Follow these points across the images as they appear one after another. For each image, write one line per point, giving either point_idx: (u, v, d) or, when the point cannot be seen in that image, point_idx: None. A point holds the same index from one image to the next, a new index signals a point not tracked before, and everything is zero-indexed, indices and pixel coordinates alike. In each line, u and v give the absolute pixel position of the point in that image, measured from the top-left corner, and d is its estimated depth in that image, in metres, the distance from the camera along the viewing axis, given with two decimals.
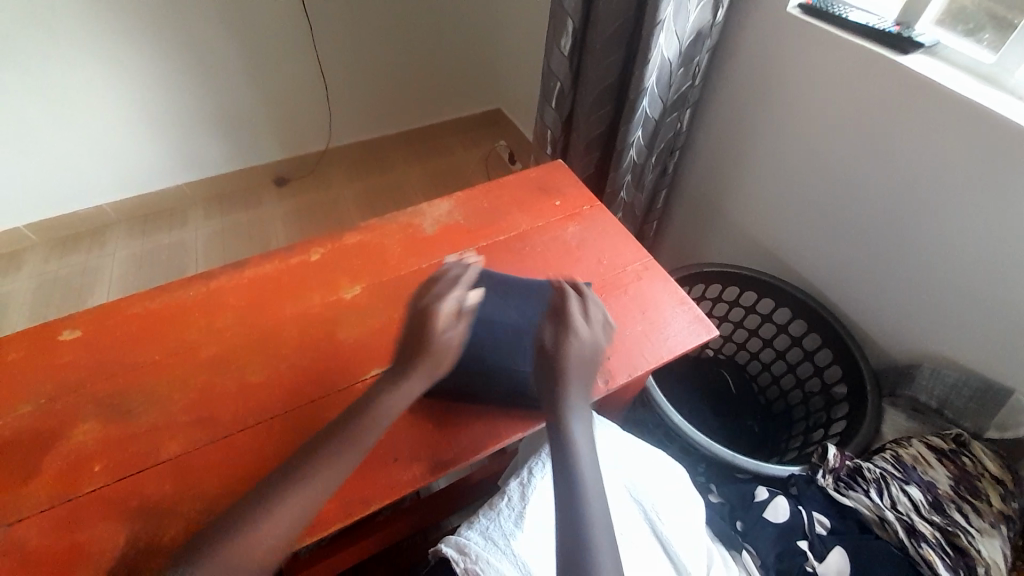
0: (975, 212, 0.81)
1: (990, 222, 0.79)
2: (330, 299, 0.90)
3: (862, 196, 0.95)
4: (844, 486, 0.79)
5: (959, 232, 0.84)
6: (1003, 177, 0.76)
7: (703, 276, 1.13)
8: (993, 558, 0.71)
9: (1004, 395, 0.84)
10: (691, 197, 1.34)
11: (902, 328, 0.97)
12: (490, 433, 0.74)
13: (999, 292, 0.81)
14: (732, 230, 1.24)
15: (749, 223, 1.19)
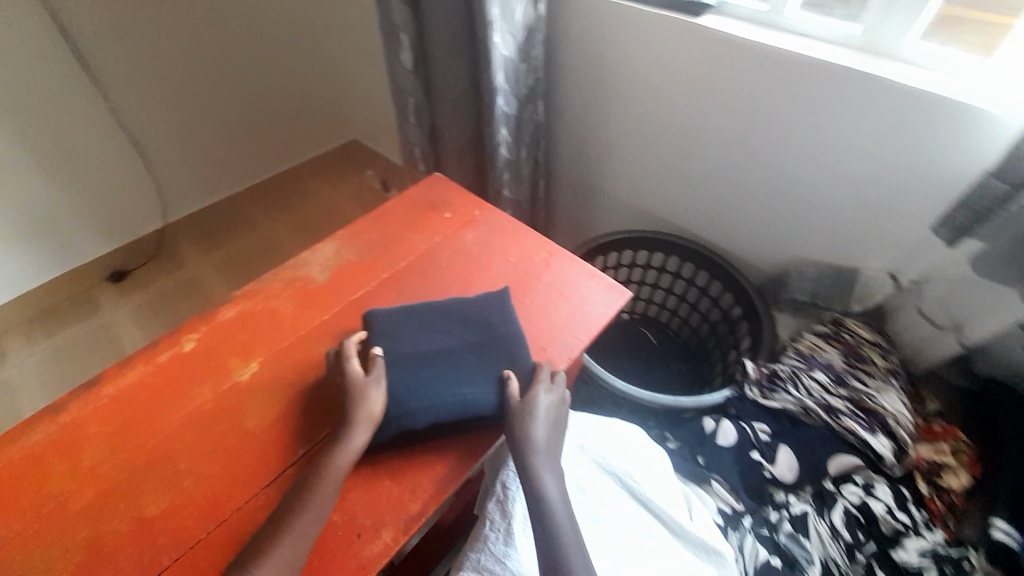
0: (790, 136, 0.95)
1: (803, 141, 0.94)
2: (225, 386, 0.78)
3: (705, 142, 1.07)
4: (768, 391, 0.87)
5: (784, 154, 0.98)
6: (801, 100, 0.91)
7: (600, 249, 1.20)
8: (894, 409, 0.81)
9: (852, 274, 1.00)
10: (567, 178, 1.41)
11: (767, 245, 1.11)
12: (454, 469, 0.69)
13: (825, 194, 0.97)
14: (611, 200, 1.34)
15: (624, 191, 1.29)
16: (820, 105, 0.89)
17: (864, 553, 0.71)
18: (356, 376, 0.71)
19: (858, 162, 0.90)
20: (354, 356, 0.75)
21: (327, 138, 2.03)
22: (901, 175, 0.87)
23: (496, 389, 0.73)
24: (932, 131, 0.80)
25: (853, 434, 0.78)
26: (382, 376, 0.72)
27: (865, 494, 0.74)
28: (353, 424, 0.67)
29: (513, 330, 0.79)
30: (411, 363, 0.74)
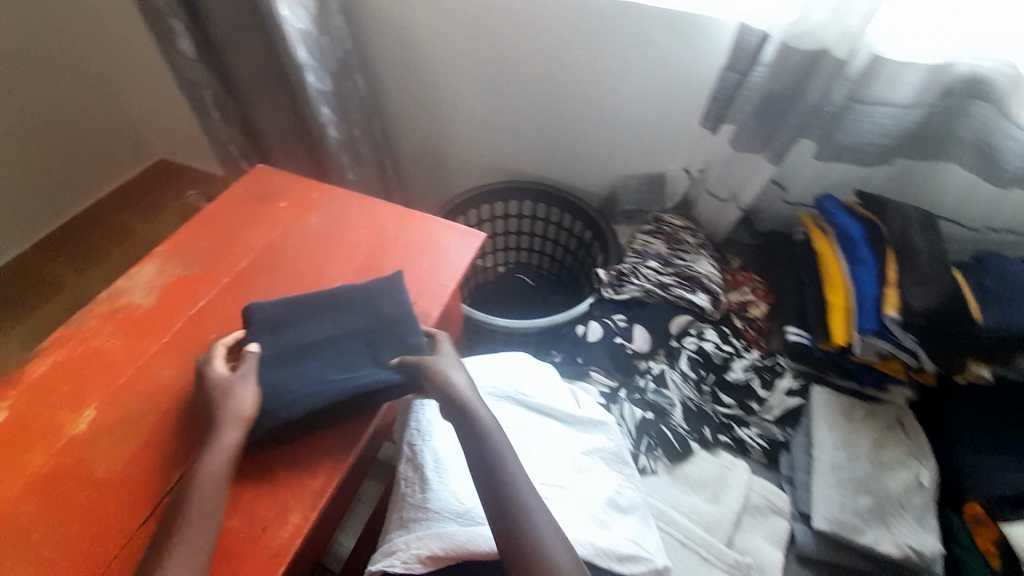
0: (587, 66, 1.07)
1: (597, 69, 1.07)
2: (59, 445, 0.66)
3: (522, 86, 1.15)
4: (618, 287, 0.98)
5: (586, 84, 1.10)
6: (587, 31, 1.02)
7: (457, 209, 1.25)
8: (707, 272, 0.99)
9: (662, 178, 1.19)
10: (410, 148, 1.41)
11: (596, 169, 1.25)
12: (348, 439, 0.68)
13: (627, 113, 1.12)
14: (457, 160, 1.38)
15: (465, 148, 1.34)
16: (602, 33, 1.01)
17: (708, 385, 0.87)
18: (222, 376, 0.67)
19: (643, 79, 1.05)
20: (219, 358, 0.70)
21: (125, 162, 1.72)
22: (675, 83, 1.03)
23: (371, 348, 0.73)
24: (684, 41, 0.97)
25: (681, 298, 0.95)
26: (251, 372, 0.68)
27: (699, 340, 0.91)
28: (221, 424, 0.63)
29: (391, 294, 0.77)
30: (276, 354, 0.70)
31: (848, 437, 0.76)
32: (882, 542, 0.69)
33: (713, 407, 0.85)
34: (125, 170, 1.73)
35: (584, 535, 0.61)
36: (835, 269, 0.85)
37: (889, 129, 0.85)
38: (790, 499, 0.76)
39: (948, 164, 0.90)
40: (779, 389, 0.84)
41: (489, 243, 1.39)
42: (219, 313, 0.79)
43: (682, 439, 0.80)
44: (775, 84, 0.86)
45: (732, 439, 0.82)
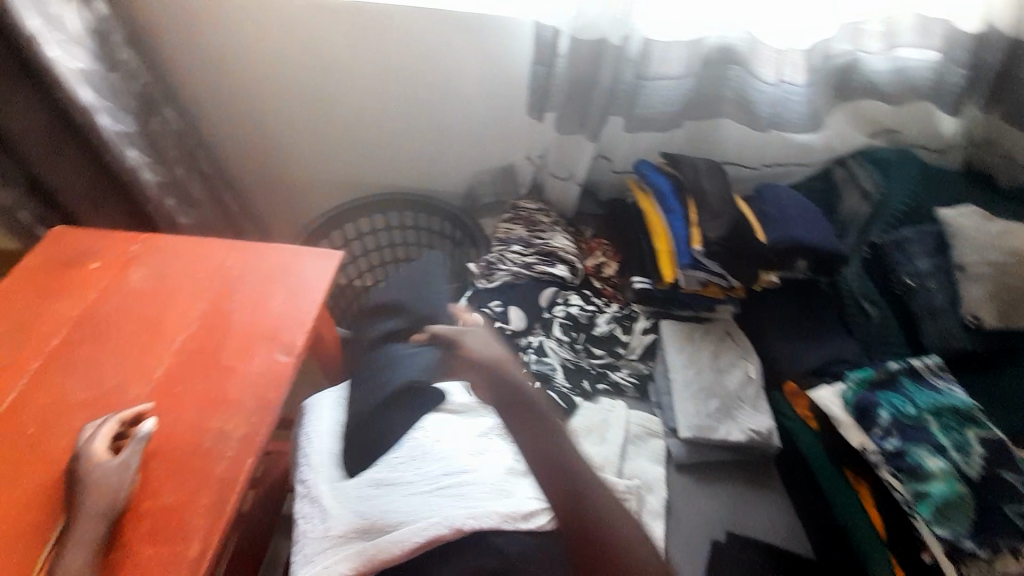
0: (415, 75, 1.11)
1: (426, 77, 1.12)
2: None
3: (355, 99, 1.16)
4: (490, 275, 1.05)
5: (415, 90, 1.14)
6: (402, 40, 1.07)
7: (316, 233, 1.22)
8: (563, 245, 1.08)
9: (510, 169, 1.26)
10: (253, 180, 1.33)
11: (449, 171, 1.28)
12: (217, 501, 0.60)
13: (460, 113, 1.17)
14: (307, 183, 1.33)
15: (314, 170, 1.30)
16: (420, 41, 1.07)
17: (580, 343, 0.97)
18: (99, 459, 0.60)
19: (468, 80, 1.12)
20: (102, 439, 0.62)
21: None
22: (497, 81, 1.11)
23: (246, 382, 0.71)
24: (494, 41, 1.06)
25: (545, 274, 1.03)
26: (135, 457, 0.62)
27: (566, 306, 1.00)
28: (79, 519, 0.57)
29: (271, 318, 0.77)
30: (157, 430, 0.65)
31: (691, 357, 0.91)
32: (733, 431, 0.83)
33: (588, 361, 0.95)
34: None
35: (483, 503, 0.64)
36: (657, 221, 1.00)
37: (674, 98, 1.01)
38: (662, 419, 0.88)
39: (722, 120, 1.09)
40: (638, 331, 0.98)
41: (362, 262, 1.36)
42: (34, 406, 0.67)
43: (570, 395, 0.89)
44: (574, 71, 0.98)
45: (608, 384, 0.93)
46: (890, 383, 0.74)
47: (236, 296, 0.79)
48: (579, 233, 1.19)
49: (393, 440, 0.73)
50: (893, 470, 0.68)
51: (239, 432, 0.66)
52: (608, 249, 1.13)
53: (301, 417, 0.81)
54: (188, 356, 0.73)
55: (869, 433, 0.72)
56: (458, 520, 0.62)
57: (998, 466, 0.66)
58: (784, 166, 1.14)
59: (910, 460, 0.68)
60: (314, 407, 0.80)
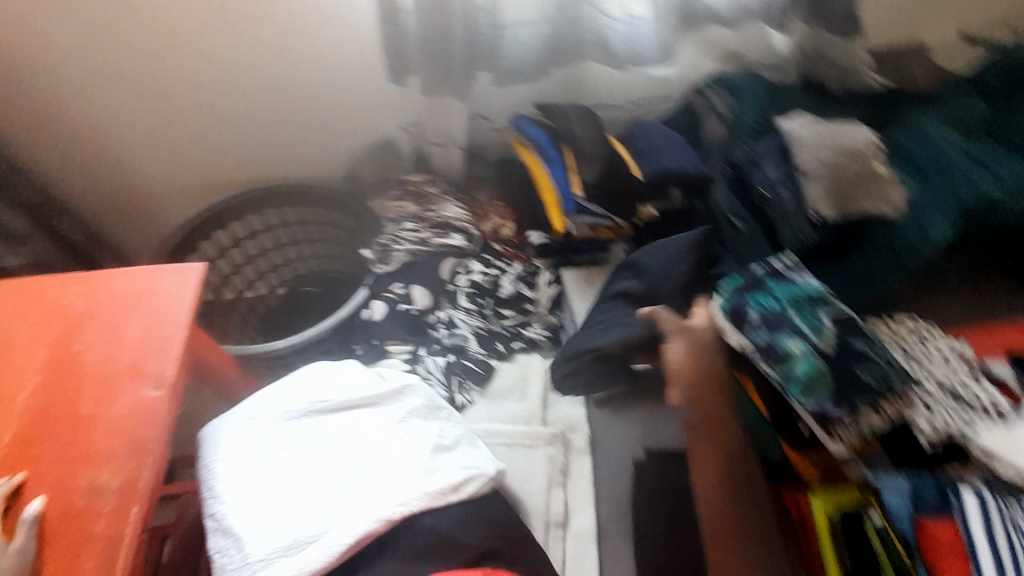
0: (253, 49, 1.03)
1: (269, 51, 1.03)
2: None
3: (193, 86, 1.06)
4: (386, 258, 1.01)
5: (259, 70, 1.06)
6: (228, 14, 0.98)
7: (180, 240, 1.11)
8: (456, 214, 1.06)
9: (388, 143, 1.20)
10: (96, 199, 1.17)
11: (324, 154, 1.20)
12: (103, 567, 0.54)
13: (318, 90, 1.10)
14: (162, 193, 1.19)
15: (166, 174, 1.16)
16: (249, 12, 0.99)
17: (488, 308, 0.98)
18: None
19: (315, 46, 1.04)
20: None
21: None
22: (348, 45, 1.05)
23: (107, 432, 0.61)
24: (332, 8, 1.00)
25: (442, 246, 1.01)
26: (26, 539, 0.54)
27: (468, 275, 1.00)
28: None
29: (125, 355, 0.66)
30: (50, 508, 0.57)
31: (594, 299, 0.96)
32: None
33: (500, 324, 0.96)
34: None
35: (409, 488, 0.62)
36: (541, 173, 1.02)
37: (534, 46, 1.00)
38: None
39: (586, 64, 1.11)
40: (542, 284, 1.01)
41: (248, 269, 1.24)
42: None
43: (490, 359, 0.91)
44: (424, 30, 0.93)
45: (524, 341, 0.95)
46: (756, 285, 0.80)
47: (83, 336, 0.68)
48: (473, 200, 1.15)
49: (309, 448, 0.70)
50: (769, 361, 0.74)
51: (117, 483, 0.58)
52: (505, 209, 1.10)
53: (200, 448, 0.71)
54: (35, 417, 0.63)
55: (744, 331, 0.77)
56: (385, 511, 0.59)
57: (846, 335, 0.73)
58: (648, 101, 1.20)
59: (779, 347, 0.74)
60: (212, 435, 0.71)
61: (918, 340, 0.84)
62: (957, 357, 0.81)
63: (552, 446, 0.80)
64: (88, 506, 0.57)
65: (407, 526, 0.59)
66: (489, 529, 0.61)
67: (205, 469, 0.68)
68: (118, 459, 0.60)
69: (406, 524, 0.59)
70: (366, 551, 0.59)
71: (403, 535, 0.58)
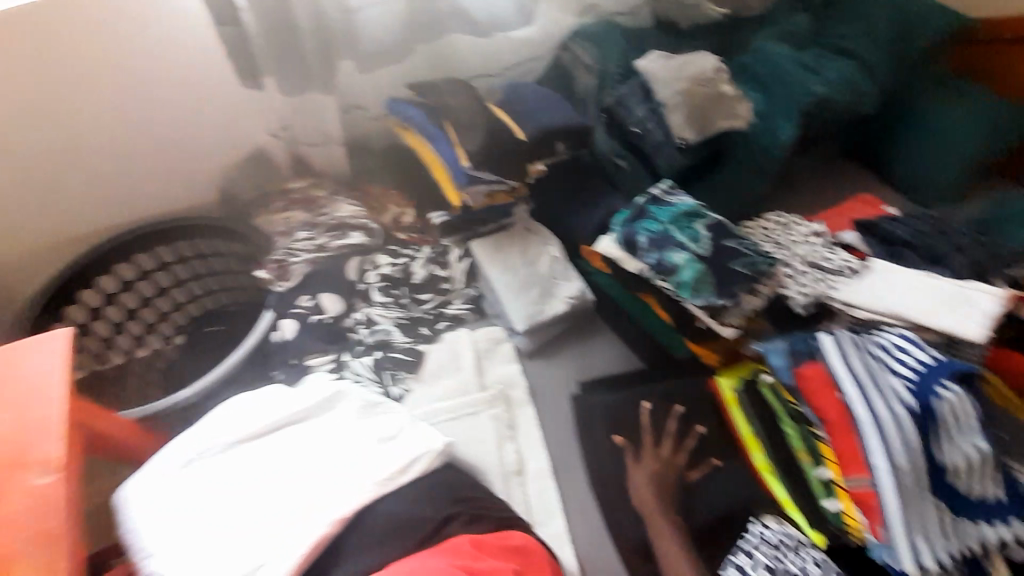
0: (71, 65, 0.91)
1: (101, 77, 0.94)
2: None
3: (15, 134, 0.93)
4: (287, 274, 0.97)
5: (97, 104, 0.96)
6: (40, 46, 0.88)
7: (65, 305, 1.02)
8: (349, 213, 1.03)
9: (260, 154, 1.13)
10: None
11: (194, 176, 1.11)
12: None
13: (166, 112, 1.02)
14: (12, 261, 1.04)
15: (13, 240, 1.02)
16: (63, 42, 0.89)
17: (405, 297, 0.97)
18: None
19: (152, 61, 0.96)
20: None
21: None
22: (189, 54, 0.98)
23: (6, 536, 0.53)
24: (160, 22, 0.93)
25: (343, 247, 0.99)
26: None
27: (376, 270, 0.98)
28: None
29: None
30: None
31: (503, 262, 0.98)
32: (557, 305, 0.94)
33: (420, 309, 0.97)
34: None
35: (354, 484, 0.64)
36: (428, 153, 1.01)
37: (386, 21, 0.96)
38: (502, 324, 0.95)
39: (450, 37, 1.10)
40: (454, 260, 1.01)
41: (137, 322, 1.12)
42: None
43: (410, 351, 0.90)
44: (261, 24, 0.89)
45: (448, 319, 0.97)
46: (641, 212, 0.86)
47: None
48: (366, 194, 1.12)
49: (245, 476, 0.66)
50: (662, 277, 0.81)
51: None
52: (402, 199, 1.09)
53: (117, 515, 0.65)
54: None
55: (639, 257, 0.83)
56: (336, 512, 0.60)
57: (721, 240, 0.81)
58: (522, 65, 1.19)
59: (667, 261, 0.80)
60: (129, 503, 0.65)
61: (782, 227, 0.96)
62: (817, 235, 0.93)
63: (495, 407, 0.84)
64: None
65: (364, 516, 0.61)
66: (446, 501, 0.63)
67: (130, 536, 0.62)
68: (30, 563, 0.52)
69: (364, 512, 0.62)
70: (324, 557, 0.59)
71: (362, 524, 0.61)
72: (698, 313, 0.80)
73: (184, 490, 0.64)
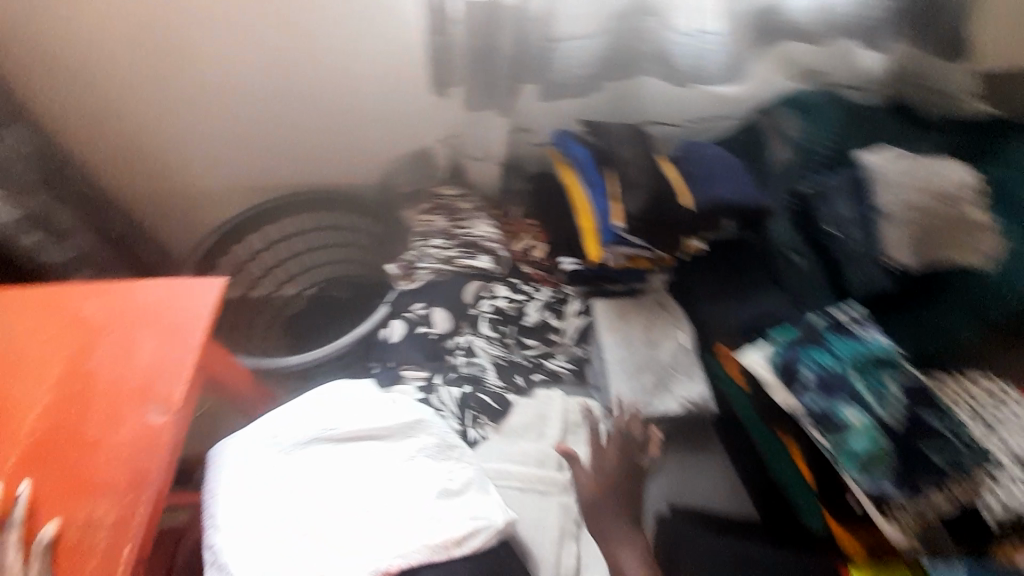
0: (301, 46, 1.01)
1: (322, 59, 1.03)
2: None
3: (245, 93, 1.07)
4: (411, 276, 1.00)
5: (313, 81, 1.07)
6: (288, 22, 0.98)
7: (235, 238, 1.16)
8: (485, 233, 1.03)
9: (424, 153, 1.19)
10: (151, 196, 1.20)
11: (365, 159, 1.20)
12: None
13: (362, 99, 1.10)
14: (209, 192, 1.21)
15: (215, 176, 1.19)
16: (306, 25, 0.99)
17: (512, 337, 0.94)
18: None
19: (366, 52, 1.03)
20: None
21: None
22: (397, 52, 1.04)
23: (128, 441, 0.65)
24: (384, 18, 0.98)
25: (469, 267, 0.99)
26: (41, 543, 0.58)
27: (493, 299, 0.96)
28: None
29: (144, 367, 0.70)
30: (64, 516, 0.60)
31: (624, 334, 0.89)
32: (669, 403, 0.83)
33: (522, 353, 0.93)
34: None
35: (410, 535, 0.62)
36: (579, 195, 0.95)
37: (588, 58, 0.95)
38: (602, 402, 0.86)
39: (641, 79, 1.04)
40: (571, 314, 0.96)
41: (281, 271, 1.26)
42: None
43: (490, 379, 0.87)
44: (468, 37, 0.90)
45: (545, 373, 0.92)
46: (813, 339, 0.74)
47: (108, 343, 0.72)
48: (503, 214, 1.11)
49: (319, 478, 0.68)
50: (821, 430, 0.67)
51: (112, 518, 0.60)
52: (537, 231, 1.07)
53: (206, 471, 0.71)
54: (53, 423, 0.66)
55: (796, 394, 0.70)
56: (385, 561, 0.59)
57: (913, 410, 0.66)
58: (707, 121, 1.11)
59: (835, 416, 0.67)
60: (217, 459, 0.71)
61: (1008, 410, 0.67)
62: None
63: (567, 495, 0.77)
64: (99, 540, 0.59)
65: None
66: None
67: (209, 496, 0.68)
68: (134, 473, 0.63)
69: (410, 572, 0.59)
70: None
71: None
72: (857, 494, 0.65)
73: (265, 470, 0.69)
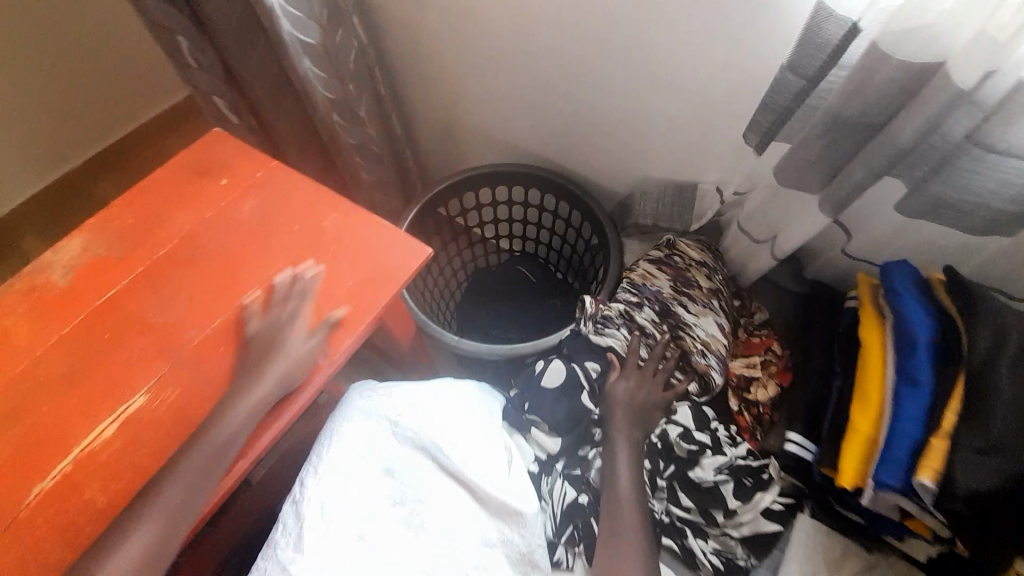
0: (630, 37, 0.84)
1: (644, 56, 0.85)
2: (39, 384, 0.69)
3: (546, 64, 0.96)
4: (601, 327, 0.84)
5: (621, 76, 0.90)
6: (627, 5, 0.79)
7: (466, 183, 1.12)
8: (706, 335, 0.85)
9: (692, 189, 1.00)
10: (425, 114, 1.25)
11: (626, 168, 1.06)
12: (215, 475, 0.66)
13: (663, 112, 0.92)
14: (471, 132, 1.22)
15: (482, 122, 1.17)
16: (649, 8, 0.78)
17: (668, 480, 0.79)
18: (218, 365, 0.71)
19: (702, 65, 0.82)
20: (185, 377, 0.70)
21: (128, 110, 1.56)
22: (739, 77, 0.81)
23: (283, 368, 0.71)
24: (751, 33, 0.75)
25: (663, 368, 0.82)
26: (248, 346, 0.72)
27: (668, 424, 0.81)
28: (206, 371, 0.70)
29: (327, 299, 0.75)
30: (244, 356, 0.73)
31: None
32: None
33: (670, 508, 0.78)
34: (140, 115, 1.60)
35: None
36: (874, 369, 0.72)
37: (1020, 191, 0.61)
38: None
39: None
40: (755, 506, 0.76)
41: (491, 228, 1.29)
42: (154, 281, 0.76)
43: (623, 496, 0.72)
44: (847, 107, 0.63)
45: (681, 545, 0.77)
46: None
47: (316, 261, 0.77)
48: (742, 305, 0.94)
49: (420, 499, 0.70)
50: None
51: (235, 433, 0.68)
52: (774, 363, 0.88)
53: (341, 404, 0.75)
54: (262, 296, 0.75)
55: None
56: None
57: None
58: None
59: None
60: (345, 402, 0.75)
61: None
62: None
63: None
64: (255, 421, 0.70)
65: None
66: None
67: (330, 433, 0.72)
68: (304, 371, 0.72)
69: None
70: None
71: None
72: None
73: (381, 451, 0.72)
